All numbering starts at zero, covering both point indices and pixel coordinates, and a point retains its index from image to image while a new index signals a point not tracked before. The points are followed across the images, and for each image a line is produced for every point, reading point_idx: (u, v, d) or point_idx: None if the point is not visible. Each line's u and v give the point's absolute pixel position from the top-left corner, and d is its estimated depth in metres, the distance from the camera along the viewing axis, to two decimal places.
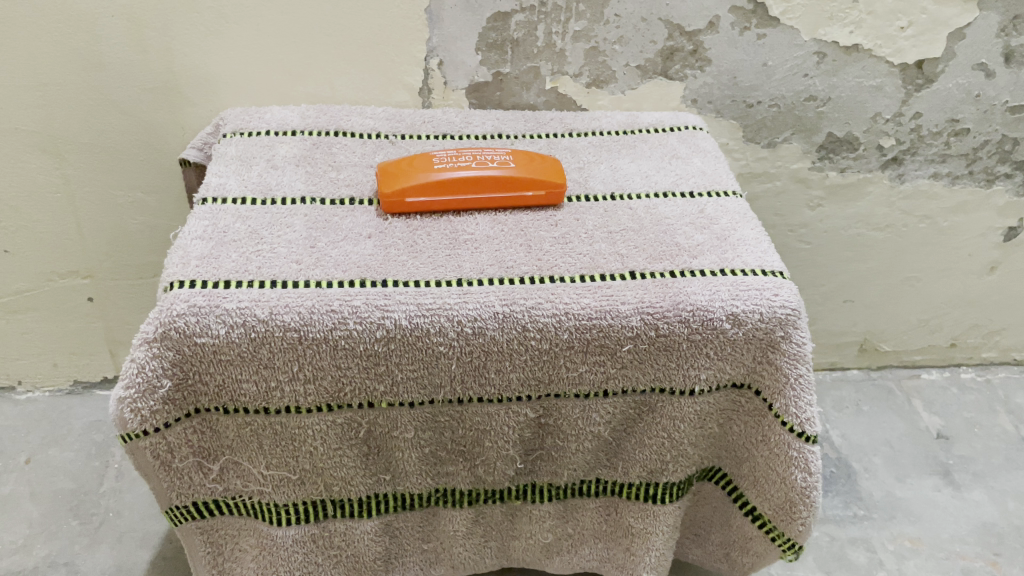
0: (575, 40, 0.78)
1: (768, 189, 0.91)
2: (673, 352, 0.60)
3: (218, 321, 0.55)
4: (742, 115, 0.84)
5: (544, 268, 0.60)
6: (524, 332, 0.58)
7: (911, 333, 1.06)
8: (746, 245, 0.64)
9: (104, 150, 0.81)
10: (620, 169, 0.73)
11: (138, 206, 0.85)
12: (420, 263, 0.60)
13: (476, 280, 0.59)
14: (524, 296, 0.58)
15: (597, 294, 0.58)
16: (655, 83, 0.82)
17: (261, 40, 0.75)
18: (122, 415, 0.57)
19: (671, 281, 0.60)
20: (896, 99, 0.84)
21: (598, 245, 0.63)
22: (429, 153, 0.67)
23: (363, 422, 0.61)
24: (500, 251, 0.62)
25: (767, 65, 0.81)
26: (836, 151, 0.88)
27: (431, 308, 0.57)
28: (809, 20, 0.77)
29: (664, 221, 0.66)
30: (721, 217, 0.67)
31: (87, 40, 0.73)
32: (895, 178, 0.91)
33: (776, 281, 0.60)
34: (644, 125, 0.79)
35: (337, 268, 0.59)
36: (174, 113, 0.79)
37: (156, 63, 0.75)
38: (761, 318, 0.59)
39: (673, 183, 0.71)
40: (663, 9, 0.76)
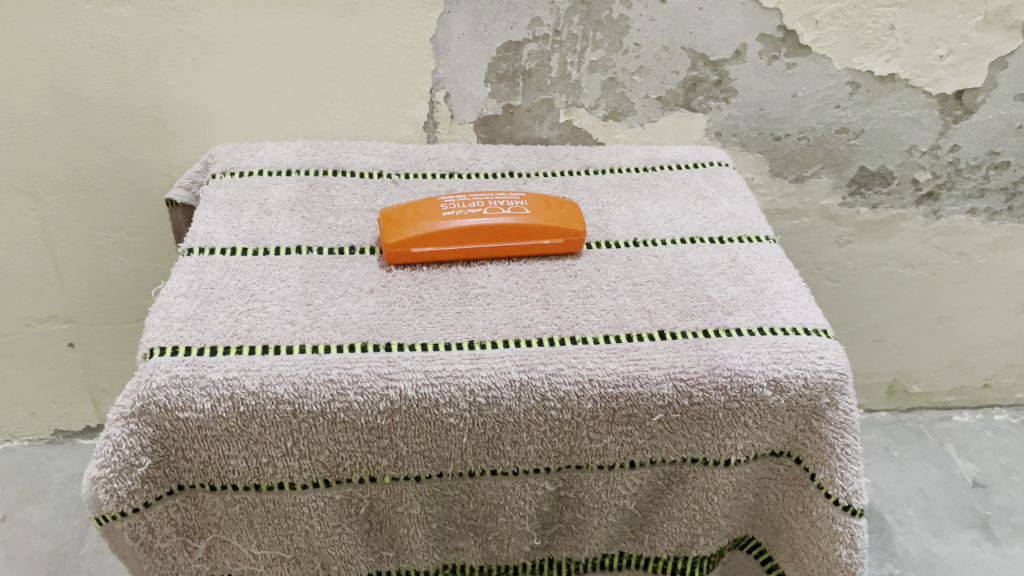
0: (592, 71, 0.72)
1: (795, 226, 0.85)
2: (708, 421, 0.54)
3: (203, 393, 0.49)
4: (769, 148, 0.79)
5: (564, 328, 0.55)
6: (544, 401, 0.52)
7: (942, 374, 1.00)
8: (785, 299, 0.58)
9: (84, 189, 0.75)
10: (642, 211, 0.67)
11: (121, 248, 0.80)
12: (427, 322, 0.54)
13: (490, 341, 0.53)
14: (543, 360, 0.52)
15: (624, 358, 0.53)
16: (676, 115, 0.76)
17: (254, 72, 0.69)
18: (96, 496, 0.50)
19: (705, 341, 0.54)
20: (933, 131, 0.79)
21: (622, 299, 0.57)
22: (436, 199, 0.61)
23: (364, 498, 0.56)
24: (515, 308, 0.56)
25: (796, 96, 0.75)
26: (868, 186, 0.82)
27: (441, 375, 0.51)
28: (842, 49, 0.72)
29: (693, 271, 0.60)
30: (756, 265, 0.61)
31: (65, 72, 0.68)
32: (930, 214, 0.85)
33: (820, 342, 0.55)
34: (665, 161, 0.73)
35: (336, 329, 0.53)
36: (160, 149, 0.74)
37: (140, 97, 0.70)
38: (805, 383, 0.53)
39: (700, 227, 0.65)
40: (687, 37, 0.71)
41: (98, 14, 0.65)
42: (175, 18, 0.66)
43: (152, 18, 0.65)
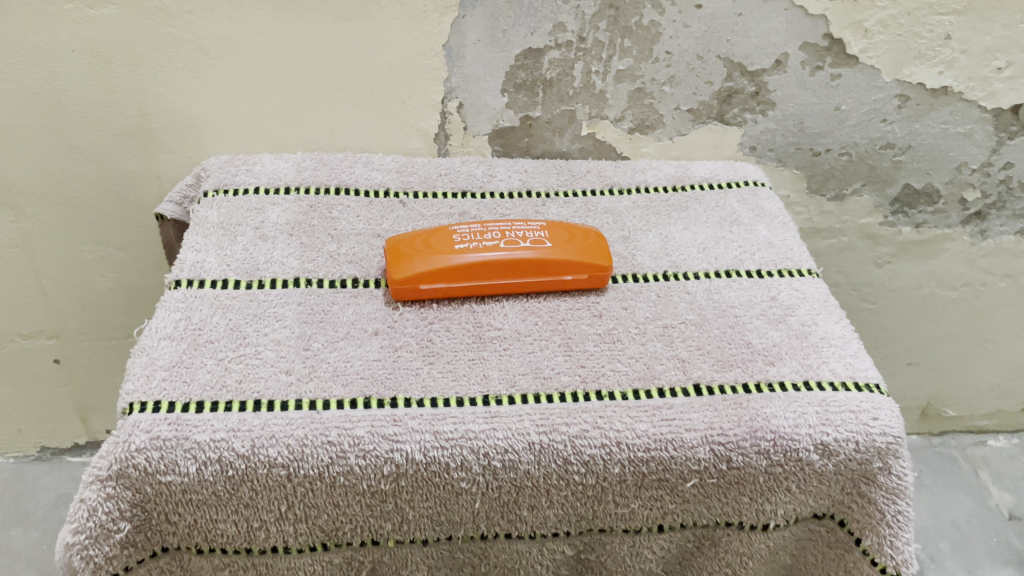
0: (618, 80, 0.66)
1: (831, 245, 0.79)
2: (746, 485, 0.49)
3: (187, 455, 0.44)
4: (808, 164, 0.73)
5: (589, 380, 0.49)
6: (566, 466, 0.47)
7: (979, 398, 0.95)
8: (831, 347, 0.53)
9: (68, 201, 0.70)
10: (672, 239, 0.61)
11: (108, 262, 0.74)
12: (437, 372, 0.49)
13: (506, 396, 0.48)
14: (565, 420, 0.47)
15: (655, 418, 0.47)
16: (708, 129, 0.70)
17: (250, 79, 0.64)
18: (70, 563, 0.44)
19: (745, 398, 0.49)
20: (985, 147, 0.73)
21: (653, 345, 0.52)
22: (448, 228, 0.56)
23: (365, 562, 0.51)
24: (535, 355, 0.51)
25: (839, 109, 0.69)
26: (912, 205, 0.76)
27: (452, 438, 0.46)
28: (892, 59, 0.66)
29: (730, 311, 0.55)
30: (799, 305, 0.56)
31: (45, 78, 0.62)
32: (977, 234, 0.79)
33: (873, 401, 0.49)
34: (696, 180, 0.68)
35: (336, 380, 0.48)
36: (149, 160, 0.68)
37: (126, 105, 0.64)
38: (856, 448, 0.48)
39: (736, 258, 0.60)
40: (723, 45, 0.65)
41: (79, 15, 0.59)
42: (164, 21, 0.60)
43: (139, 20, 0.60)
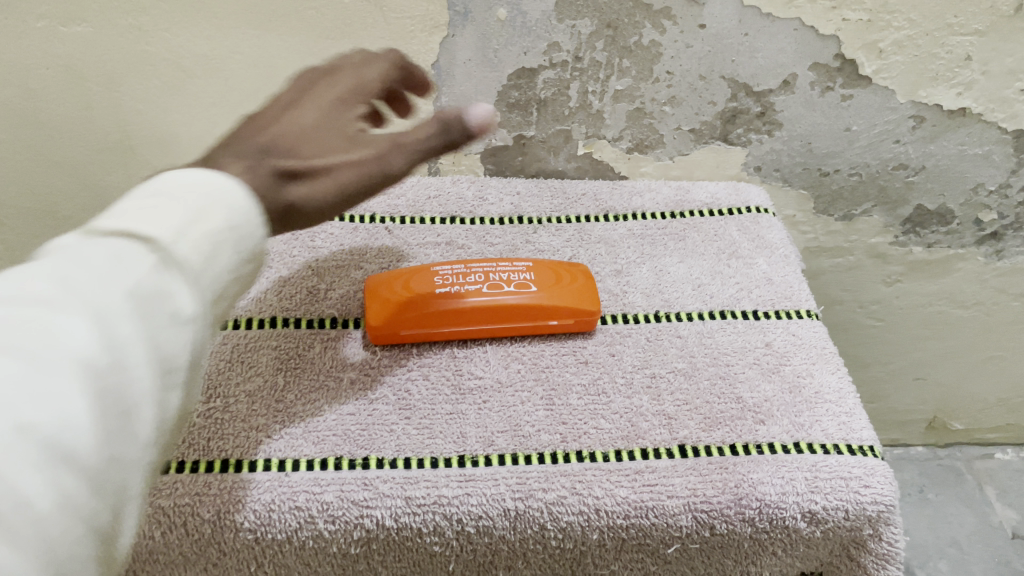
0: (616, 100, 0.63)
1: (838, 264, 0.77)
2: (730, 549, 0.47)
3: (151, 520, 0.42)
4: (816, 184, 0.70)
5: (570, 439, 0.48)
6: (543, 531, 0.45)
7: (986, 412, 0.93)
8: (825, 404, 0.50)
9: (49, 215, 0.68)
10: (666, 272, 0.59)
11: None
12: (413, 428, 0.48)
13: (483, 457, 0.46)
14: (542, 485, 0.45)
15: (635, 483, 0.46)
16: (710, 149, 0.67)
17: (231, 96, 0.61)
18: None
19: (732, 461, 0.47)
20: (1004, 169, 0.69)
21: (639, 399, 0.50)
22: (430, 267, 0.54)
23: None
24: (515, 409, 0.49)
25: (850, 130, 0.66)
26: (923, 225, 0.73)
27: (424, 504, 0.44)
28: (908, 80, 0.62)
29: (722, 359, 0.53)
30: (794, 353, 0.54)
31: (19, 94, 0.60)
32: (992, 254, 0.76)
33: (866, 465, 0.47)
34: (695, 205, 0.65)
35: (307, 437, 0.47)
36: (131, 176, 0.66)
37: (105, 121, 0.62)
38: (845, 516, 0.46)
39: (732, 297, 0.57)
40: (728, 65, 0.61)
41: (52, 32, 0.56)
42: (140, 39, 0.57)
43: (115, 38, 0.57)
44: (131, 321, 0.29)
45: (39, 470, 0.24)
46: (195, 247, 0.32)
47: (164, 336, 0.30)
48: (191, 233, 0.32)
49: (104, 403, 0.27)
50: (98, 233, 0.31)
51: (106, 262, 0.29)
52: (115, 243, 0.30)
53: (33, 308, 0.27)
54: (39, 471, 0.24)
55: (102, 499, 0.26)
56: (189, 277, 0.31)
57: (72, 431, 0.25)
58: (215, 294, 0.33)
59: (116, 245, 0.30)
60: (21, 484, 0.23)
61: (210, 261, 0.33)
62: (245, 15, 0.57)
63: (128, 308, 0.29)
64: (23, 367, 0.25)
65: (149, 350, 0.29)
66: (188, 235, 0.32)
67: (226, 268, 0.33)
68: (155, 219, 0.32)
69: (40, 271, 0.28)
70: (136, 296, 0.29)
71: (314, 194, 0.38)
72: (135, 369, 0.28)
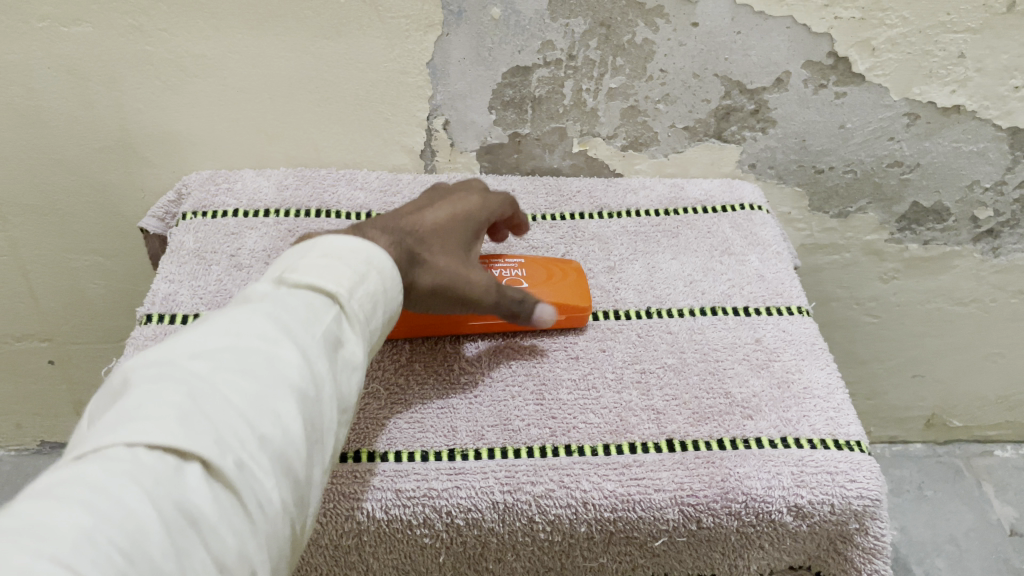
0: (611, 98, 0.64)
1: (834, 261, 0.77)
2: (717, 542, 0.48)
3: None
4: (810, 181, 0.70)
5: (559, 433, 0.48)
6: (531, 524, 0.46)
7: (985, 409, 0.93)
8: (814, 399, 0.51)
9: (52, 212, 0.69)
10: (659, 269, 0.60)
11: (96, 270, 0.74)
12: (404, 423, 0.48)
13: (473, 451, 0.47)
14: (531, 479, 0.46)
15: (623, 477, 0.46)
16: (705, 147, 0.68)
17: (230, 95, 0.62)
18: None
19: (719, 456, 0.47)
20: (999, 166, 0.69)
21: (628, 395, 0.51)
22: None
23: None
24: (506, 404, 0.50)
25: (844, 127, 0.66)
26: (919, 222, 0.74)
27: (414, 496, 0.45)
28: (902, 77, 0.63)
29: (711, 355, 0.54)
30: (784, 349, 0.54)
31: (21, 93, 0.61)
32: (988, 251, 0.76)
33: (852, 460, 0.47)
34: (689, 202, 0.65)
35: None
36: (132, 174, 0.67)
37: (106, 120, 0.63)
38: (831, 510, 0.46)
39: (724, 293, 0.58)
40: (721, 64, 0.62)
41: (53, 33, 0.57)
42: (139, 38, 0.58)
43: (114, 38, 0.58)
44: (328, 359, 0.35)
45: (271, 474, 0.30)
46: (362, 304, 0.39)
47: (339, 376, 0.37)
48: (358, 292, 0.39)
49: (311, 425, 0.33)
50: (292, 284, 0.37)
51: (304, 309, 0.36)
52: (306, 293, 0.37)
53: (258, 344, 0.33)
54: (269, 476, 0.30)
55: (298, 510, 0.32)
56: (357, 326, 0.38)
57: (291, 445, 0.31)
58: (369, 346, 0.40)
59: (309, 298, 0.37)
60: (259, 482, 0.29)
61: (369, 316, 0.40)
62: (242, 15, 0.57)
63: (324, 347, 0.35)
64: (256, 388, 0.31)
65: (335, 388, 0.36)
66: (358, 293, 0.39)
67: (378, 323, 0.40)
68: (334, 276, 0.39)
69: (256, 313, 0.35)
70: (327, 339, 0.36)
71: (435, 281, 0.46)
72: (325, 400, 0.35)
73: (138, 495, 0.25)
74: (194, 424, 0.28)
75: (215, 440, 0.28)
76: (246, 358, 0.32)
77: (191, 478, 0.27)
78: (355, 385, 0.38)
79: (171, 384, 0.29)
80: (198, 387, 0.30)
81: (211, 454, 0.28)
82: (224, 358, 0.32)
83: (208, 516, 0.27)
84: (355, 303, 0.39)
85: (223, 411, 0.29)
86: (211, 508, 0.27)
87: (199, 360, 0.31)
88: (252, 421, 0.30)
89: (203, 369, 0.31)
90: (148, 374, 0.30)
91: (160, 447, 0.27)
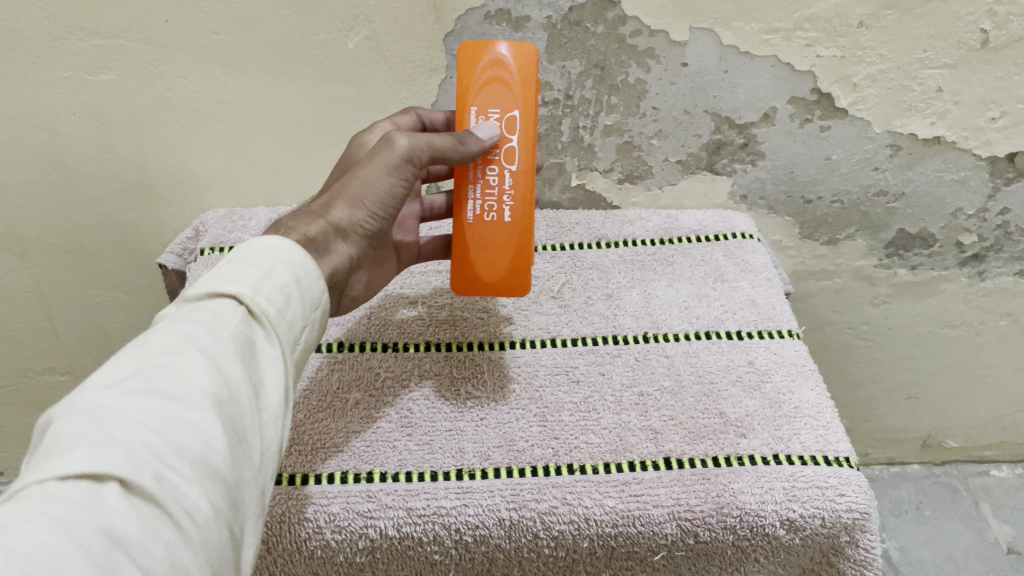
0: (606, 135, 0.67)
1: (825, 286, 0.80)
2: (714, 556, 0.50)
3: None
4: (800, 211, 0.73)
5: (561, 453, 0.51)
6: (536, 540, 0.48)
7: (980, 430, 0.95)
8: (804, 418, 0.53)
9: (73, 250, 0.72)
10: (655, 296, 0.63)
11: (115, 305, 0.77)
12: (414, 445, 0.51)
13: (480, 470, 0.49)
14: (535, 496, 0.48)
15: (623, 494, 0.48)
16: (697, 179, 0.71)
17: (245, 137, 0.66)
18: None
19: (714, 472, 0.50)
20: (981, 194, 0.72)
21: (627, 416, 0.53)
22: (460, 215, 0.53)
23: None
24: (510, 427, 0.52)
25: (830, 159, 0.69)
26: (906, 248, 0.76)
27: (424, 514, 0.47)
28: (883, 111, 0.66)
29: (706, 377, 0.56)
30: (775, 370, 0.57)
31: (47, 138, 0.64)
32: (975, 275, 0.79)
33: (841, 475, 0.50)
34: (684, 232, 0.68)
35: (315, 453, 0.50)
36: (151, 212, 0.70)
37: (127, 162, 0.66)
38: (822, 523, 0.48)
39: (717, 318, 0.61)
40: (710, 100, 0.65)
41: (79, 81, 0.61)
42: (160, 86, 0.62)
43: (136, 85, 0.62)
44: (241, 361, 0.36)
45: (195, 481, 0.31)
46: (269, 299, 0.40)
47: (262, 375, 0.38)
48: (265, 288, 0.40)
49: (231, 430, 0.34)
50: (195, 300, 0.38)
51: (208, 318, 0.37)
52: (210, 304, 0.38)
53: (163, 362, 0.34)
54: (193, 483, 0.31)
55: (234, 511, 0.34)
56: (270, 322, 0.39)
57: (214, 450, 0.33)
58: (293, 338, 0.41)
59: (217, 305, 0.38)
60: (182, 491, 0.30)
61: (283, 308, 0.41)
62: (258, 63, 0.61)
63: (235, 351, 0.37)
64: (165, 406, 0.32)
65: (254, 385, 0.37)
66: (263, 291, 0.40)
67: (296, 312, 0.41)
68: (236, 279, 0.40)
69: (160, 334, 0.36)
70: (237, 342, 0.37)
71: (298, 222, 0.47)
72: (246, 401, 0.36)
73: (54, 528, 0.26)
74: (103, 449, 0.29)
75: (127, 459, 0.29)
76: (153, 377, 0.33)
77: (110, 499, 0.28)
78: (280, 379, 0.39)
79: (77, 417, 0.30)
80: (104, 415, 0.31)
81: (127, 472, 0.29)
82: (131, 382, 0.33)
83: (134, 532, 0.28)
84: (261, 300, 0.39)
85: (133, 431, 0.31)
86: (133, 524, 0.28)
87: (104, 391, 0.32)
88: (165, 434, 0.31)
89: (108, 397, 0.32)
90: (58, 413, 0.31)
91: (74, 477, 0.28)
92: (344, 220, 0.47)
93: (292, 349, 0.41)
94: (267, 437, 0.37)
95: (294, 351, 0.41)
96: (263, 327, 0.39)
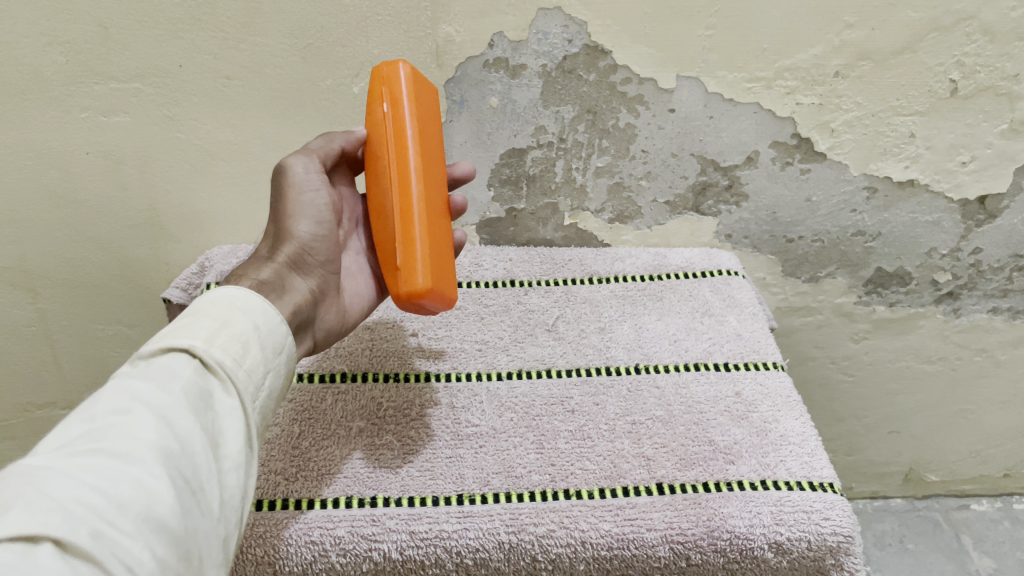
0: (597, 176, 0.70)
1: (808, 322, 0.83)
2: None
3: None
4: (783, 249, 0.76)
5: (558, 479, 0.53)
6: (534, 563, 0.50)
7: (961, 463, 0.97)
8: (789, 445, 0.56)
9: (81, 285, 0.74)
10: (645, 329, 0.65)
11: (119, 339, 0.79)
12: (414, 472, 0.53)
13: (480, 496, 0.51)
14: (534, 520, 0.50)
15: (617, 518, 0.50)
16: (685, 219, 0.74)
17: (252, 176, 0.68)
18: None
19: (705, 497, 0.52)
20: (954, 234, 0.75)
21: (620, 444, 0.56)
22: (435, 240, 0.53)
23: None
24: (508, 455, 0.54)
25: (811, 201, 0.73)
26: (884, 286, 0.80)
27: (426, 537, 0.49)
28: (859, 155, 0.69)
29: (696, 407, 0.59)
30: (761, 400, 0.59)
31: (59, 176, 0.66)
32: (951, 312, 0.82)
33: (826, 500, 0.52)
34: (672, 268, 0.71)
35: (320, 480, 0.52)
36: (158, 247, 0.72)
37: (137, 200, 0.69)
38: (808, 546, 0.50)
39: (705, 351, 0.63)
40: (697, 144, 0.69)
41: (93, 122, 0.63)
42: (171, 127, 0.64)
43: (149, 127, 0.64)
44: (191, 414, 0.38)
45: (137, 536, 0.33)
46: (222, 349, 0.42)
47: (218, 426, 0.40)
48: (217, 340, 0.42)
49: (179, 481, 0.36)
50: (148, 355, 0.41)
51: (158, 374, 0.39)
52: (163, 359, 0.40)
53: (111, 421, 0.36)
54: (135, 537, 0.33)
55: (185, 561, 0.35)
56: (225, 373, 0.41)
57: (158, 504, 0.34)
58: (251, 386, 0.43)
59: (167, 361, 0.40)
60: (123, 546, 0.32)
61: (239, 358, 0.43)
62: (267, 106, 0.64)
63: (185, 404, 0.38)
64: (106, 464, 0.34)
65: (206, 437, 0.39)
66: (217, 342, 0.42)
67: (253, 360, 0.43)
68: (189, 333, 0.42)
69: (108, 394, 0.38)
70: (189, 396, 0.39)
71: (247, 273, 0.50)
72: (194, 453, 0.38)
73: None
74: (39, 510, 0.31)
75: (65, 520, 0.31)
76: (98, 437, 0.35)
77: (45, 557, 0.30)
78: (239, 429, 0.41)
79: (15, 479, 0.32)
80: (43, 476, 0.32)
81: (64, 531, 0.30)
82: (78, 444, 0.35)
83: None
84: (214, 353, 0.42)
85: (73, 490, 0.32)
86: None
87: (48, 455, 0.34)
88: (106, 491, 0.33)
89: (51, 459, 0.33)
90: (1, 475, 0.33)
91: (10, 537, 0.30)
92: (290, 254, 0.51)
93: (253, 398, 0.43)
94: (226, 485, 0.39)
95: (255, 400, 0.43)
96: (218, 378, 0.41)
